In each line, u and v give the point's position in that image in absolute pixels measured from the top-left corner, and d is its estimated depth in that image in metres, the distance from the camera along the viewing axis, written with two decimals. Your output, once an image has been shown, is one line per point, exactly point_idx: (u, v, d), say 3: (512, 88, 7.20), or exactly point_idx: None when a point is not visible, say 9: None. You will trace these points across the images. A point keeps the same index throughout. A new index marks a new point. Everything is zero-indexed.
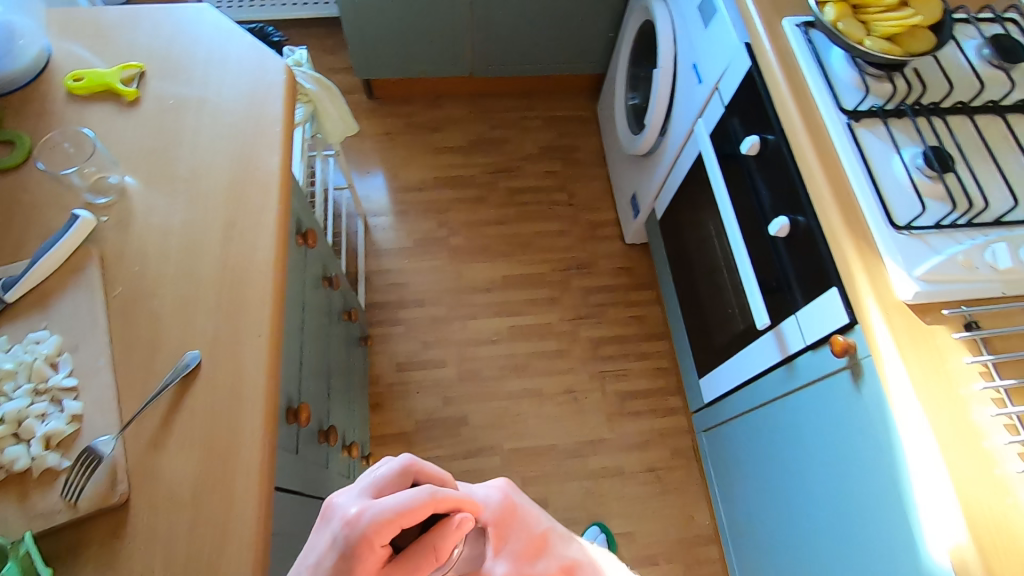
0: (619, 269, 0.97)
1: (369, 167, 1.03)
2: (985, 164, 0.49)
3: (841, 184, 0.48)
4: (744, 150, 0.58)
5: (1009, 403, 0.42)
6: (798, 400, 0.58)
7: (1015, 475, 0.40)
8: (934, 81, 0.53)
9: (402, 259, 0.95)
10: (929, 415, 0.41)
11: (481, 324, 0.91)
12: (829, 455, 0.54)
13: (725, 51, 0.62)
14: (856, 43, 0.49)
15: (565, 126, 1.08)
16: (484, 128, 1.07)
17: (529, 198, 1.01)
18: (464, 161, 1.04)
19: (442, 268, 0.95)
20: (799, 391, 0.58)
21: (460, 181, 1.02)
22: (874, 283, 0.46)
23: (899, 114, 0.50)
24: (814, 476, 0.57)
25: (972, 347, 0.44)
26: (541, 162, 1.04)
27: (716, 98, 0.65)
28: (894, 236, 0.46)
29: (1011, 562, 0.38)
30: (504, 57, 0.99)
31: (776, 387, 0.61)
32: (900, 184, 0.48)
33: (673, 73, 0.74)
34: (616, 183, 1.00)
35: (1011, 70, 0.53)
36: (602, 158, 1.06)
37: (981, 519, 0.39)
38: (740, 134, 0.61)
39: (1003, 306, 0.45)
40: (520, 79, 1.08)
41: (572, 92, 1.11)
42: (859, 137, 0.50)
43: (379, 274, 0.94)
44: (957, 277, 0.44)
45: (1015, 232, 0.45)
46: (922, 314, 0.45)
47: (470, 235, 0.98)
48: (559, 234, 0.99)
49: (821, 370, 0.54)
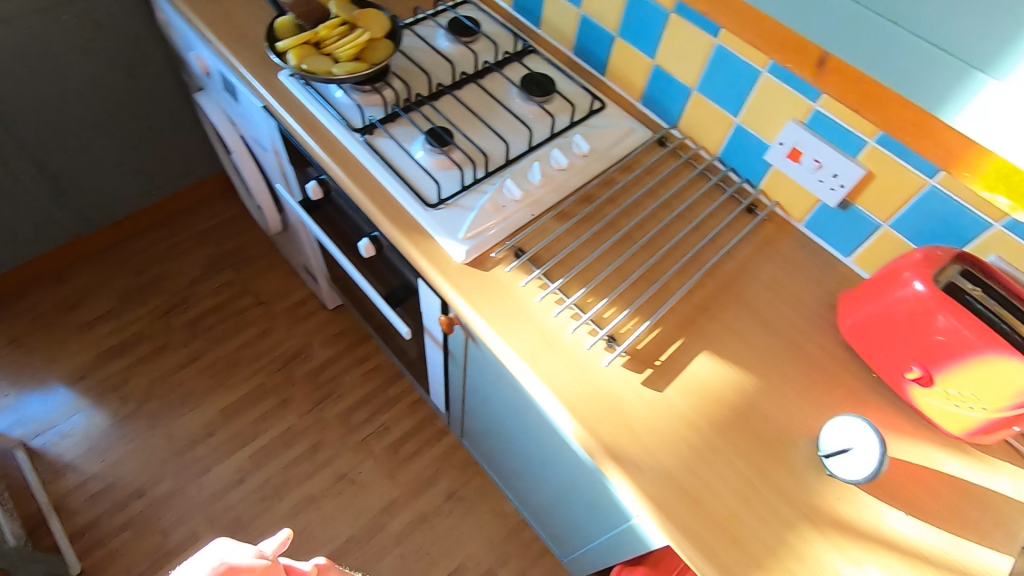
0: (336, 335, 1.02)
1: (13, 386, 0.92)
2: (480, 126, 0.60)
3: (377, 192, 0.56)
4: (314, 194, 0.63)
5: (566, 297, 0.51)
6: (471, 378, 0.62)
7: (589, 350, 0.49)
8: (419, 76, 0.64)
9: (99, 460, 0.87)
10: (510, 341, 0.48)
11: (219, 472, 0.88)
12: (509, 410, 0.60)
13: (261, 118, 0.67)
14: (328, 73, 0.58)
15: (220, 234, 1.10)
16: (132, 278, 1.04)
17: (216, 319, 1.01)
18: (125, 321, 0.99)
19: (149, 441, 0.89)
20: (468, 370, 0.62)
21: (129, 343, 0.97)
22: (436, 260, 0.52)
23: (397, 115, 0.59)
24: (517, 432, 0.62)
25: (526, 270, 0.53)
26: (213, 278, 1.05)
27: (283, 159, 0.70)
28: (432, 214, 0.53)
29: (610, 422, 0.45)
30: (107, 202, 1.00)
31: (458, 376, 0.66)
32: (420, 168, 0.56)
33: (252, 151, 0.79)
34: (293, 262, 1.04)
35: (472, 45, 0.68)
36: (270, 245, 1.11)
37: (578, 400, 0.46)
38: (308, 180, 0.66)
39: (535, 225, 0.55)
40: (144, 214, 1.07)
41: (209, 199, 1.14)
42: (377, 147, 0.57)
43: (77, 491, 0.85)
44: (489, 223, 0.53)
45: (516, 167, 0.57)
46: (480, 265, 0.52)
47: (161, 395, 0.94)
48: (263, 336, 1.01)
49: (461, 346, 0.59)
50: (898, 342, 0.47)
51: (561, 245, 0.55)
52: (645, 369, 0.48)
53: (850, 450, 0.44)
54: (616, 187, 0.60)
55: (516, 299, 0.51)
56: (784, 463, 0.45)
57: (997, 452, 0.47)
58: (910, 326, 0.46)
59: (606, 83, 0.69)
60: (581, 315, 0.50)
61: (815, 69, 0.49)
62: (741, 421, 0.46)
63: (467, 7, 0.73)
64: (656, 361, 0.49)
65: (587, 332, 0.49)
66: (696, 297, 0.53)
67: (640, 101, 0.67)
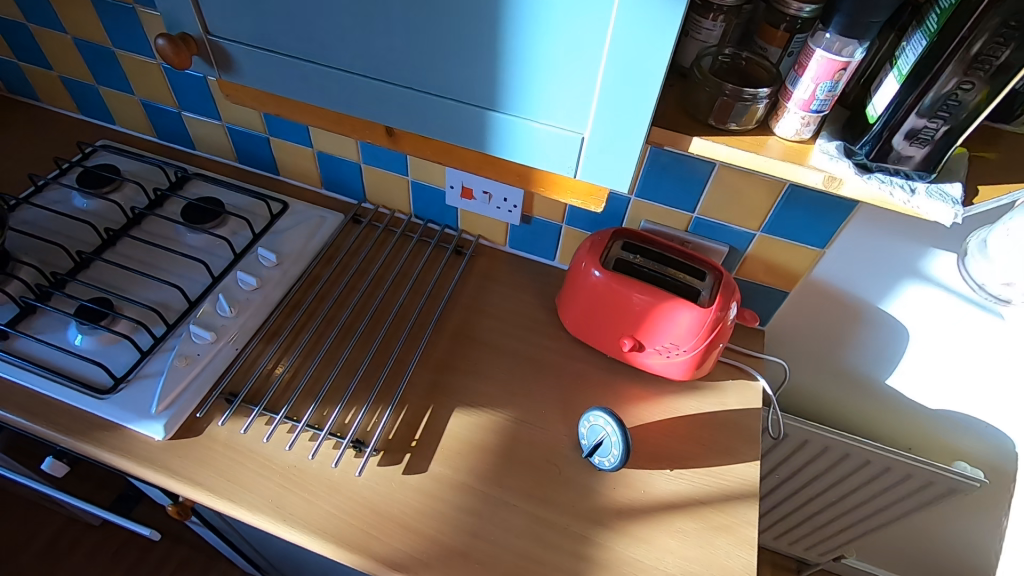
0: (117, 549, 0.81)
1: None
2: (144, 282, 0.55)
3: (35, 404, 0.47)
4: None
5: (296, 423, 0.47)
6: (250, 538, 0.55)
7: (337, 466, 0.45)
8: (54, 253, 0.56)
9: None
10: (243, 502, 0.43)
11: None
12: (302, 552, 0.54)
13: None
14: None
15: None
16: None
17: None
18: None
19: None
20: (243, 531, 0.55)
21: None
22: (130, 450, 0.45)
23: (32, 308, 0.51)
24: (324, 568, 0.56)
25: (245, 412, 0.48)
26: None
27: None
28: (110, 402, 0.46)
29: (379, 533, 0.42)
30: None
31: (240, 541, 0.58)
32: (80, 357, 0.49)
33: None
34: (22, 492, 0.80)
35: (113, 194, 0.61)
36: None
37: (337, 526, 0.43)
38: None
39: (242, 359, 0.51)
40: None
41: None
42: (19, 352, 0.48)
43: None
44: (182, 383, 0.48)
45: (198, 310, 0.52)
46: (189, 432, 0.47)
47: None
48: None
49: (217, 516, 0.51)
50: (607, 324, 0.51)
51: (280, 369, 0.51)
52: (403, 457, 0.46)
53: (602, 442, 0.46)
54: (320, 282, 0.57)
55: (243, 454, 0.46)
56: (560, 481, 0.46)
57: (719, 376, 0.54)
58: (608, 309, 0.50)
59: (286, 180, 0.67)
60: (316, 435, 0.46)
61: (385, 136, 0.41)
62: (509, 462, 0.46)
63: (98, 152, 0.66)
64: (412, 443, 0.47)
65: (328, 450, 0.46)
66: (433, 357, 0.53)
67: (322, 187, 0.65)
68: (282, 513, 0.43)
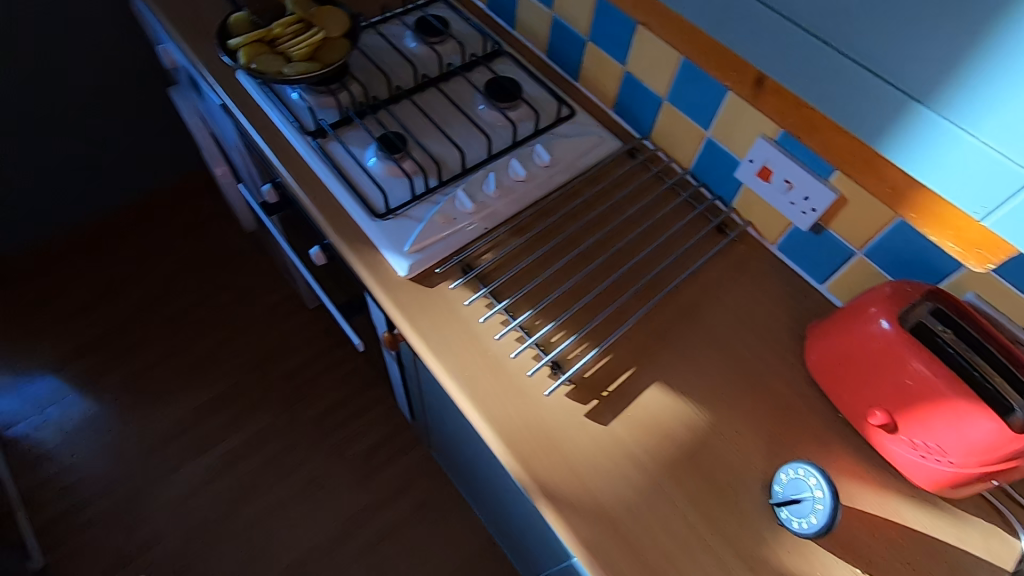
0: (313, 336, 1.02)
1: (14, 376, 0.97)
2: (435, 133, 0.59)
3: (322, 200, 0.54)
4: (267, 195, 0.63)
5: (512, 319, 0.49)
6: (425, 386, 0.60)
7: (531, 376, 0.46)
8: (378, 80, 0.62)
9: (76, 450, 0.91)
10: (444, 363, 0.46)
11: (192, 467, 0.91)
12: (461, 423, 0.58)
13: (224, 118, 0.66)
14: (275, 73, 0.56)
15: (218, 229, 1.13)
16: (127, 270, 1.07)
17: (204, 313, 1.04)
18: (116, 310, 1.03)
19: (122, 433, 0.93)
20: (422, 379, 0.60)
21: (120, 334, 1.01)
22: (378, 273, 0.51)
23: (348, 121, 0.58)
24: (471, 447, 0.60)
25: (473, 287, 0.50)
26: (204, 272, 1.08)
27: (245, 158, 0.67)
28: (377, 225, 0.51)
29: (541, 456, 0.43)
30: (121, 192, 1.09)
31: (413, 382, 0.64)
32: (367, 177, 0.54)
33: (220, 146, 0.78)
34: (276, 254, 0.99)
35: (438, 45, 0.65)
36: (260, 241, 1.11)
37: (510, 428, 0.44)
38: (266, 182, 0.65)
39: (491, 238, 0.53)
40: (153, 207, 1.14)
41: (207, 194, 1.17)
42: (327, 153, 0.56)
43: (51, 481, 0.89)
44: (436, 236, 0.51)
45: (469, 178, 0.55)
46: (425, 281, 0.51)
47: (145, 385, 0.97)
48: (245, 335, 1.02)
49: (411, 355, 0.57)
50: (864, 384, 0.43)
51: (515, 263, 0.52)
52: (591, 400, 0.46)
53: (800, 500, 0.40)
54: (579, 200, 0.56)
55: (459, 322, 0.48)
56: (729, 509, 0.42)
57: (967, 507, 0.44)
58: (875, 370, 0.42)
59: (579, 88, 0.65)
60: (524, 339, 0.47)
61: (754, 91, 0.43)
62: (685, 462, 0.44)
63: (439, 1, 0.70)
64: (603, 392, 0.46)
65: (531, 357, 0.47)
66: (651, 321, 0.51)
67: (612, 108, 0.62)
68: (470, 391, 0.45)
